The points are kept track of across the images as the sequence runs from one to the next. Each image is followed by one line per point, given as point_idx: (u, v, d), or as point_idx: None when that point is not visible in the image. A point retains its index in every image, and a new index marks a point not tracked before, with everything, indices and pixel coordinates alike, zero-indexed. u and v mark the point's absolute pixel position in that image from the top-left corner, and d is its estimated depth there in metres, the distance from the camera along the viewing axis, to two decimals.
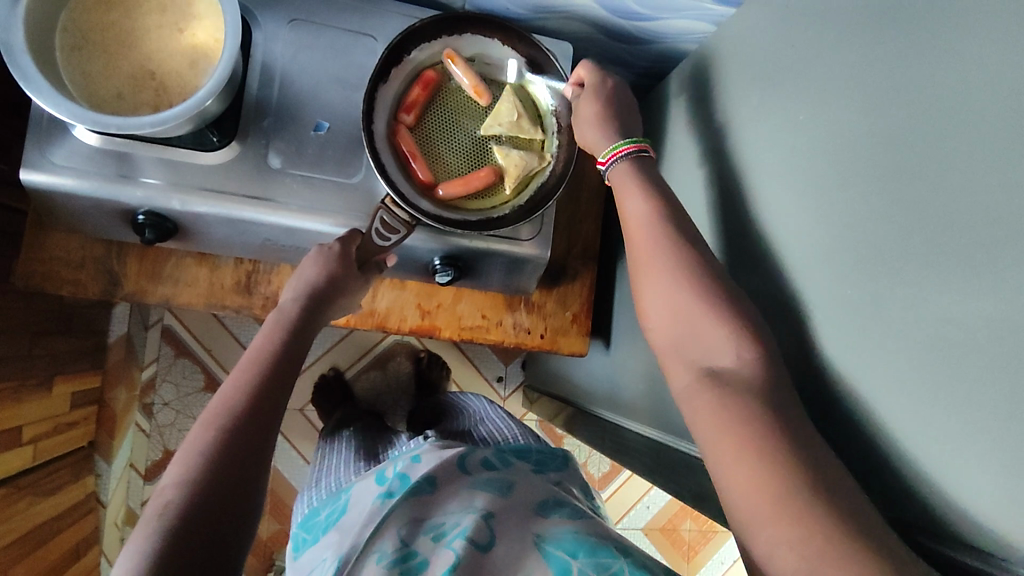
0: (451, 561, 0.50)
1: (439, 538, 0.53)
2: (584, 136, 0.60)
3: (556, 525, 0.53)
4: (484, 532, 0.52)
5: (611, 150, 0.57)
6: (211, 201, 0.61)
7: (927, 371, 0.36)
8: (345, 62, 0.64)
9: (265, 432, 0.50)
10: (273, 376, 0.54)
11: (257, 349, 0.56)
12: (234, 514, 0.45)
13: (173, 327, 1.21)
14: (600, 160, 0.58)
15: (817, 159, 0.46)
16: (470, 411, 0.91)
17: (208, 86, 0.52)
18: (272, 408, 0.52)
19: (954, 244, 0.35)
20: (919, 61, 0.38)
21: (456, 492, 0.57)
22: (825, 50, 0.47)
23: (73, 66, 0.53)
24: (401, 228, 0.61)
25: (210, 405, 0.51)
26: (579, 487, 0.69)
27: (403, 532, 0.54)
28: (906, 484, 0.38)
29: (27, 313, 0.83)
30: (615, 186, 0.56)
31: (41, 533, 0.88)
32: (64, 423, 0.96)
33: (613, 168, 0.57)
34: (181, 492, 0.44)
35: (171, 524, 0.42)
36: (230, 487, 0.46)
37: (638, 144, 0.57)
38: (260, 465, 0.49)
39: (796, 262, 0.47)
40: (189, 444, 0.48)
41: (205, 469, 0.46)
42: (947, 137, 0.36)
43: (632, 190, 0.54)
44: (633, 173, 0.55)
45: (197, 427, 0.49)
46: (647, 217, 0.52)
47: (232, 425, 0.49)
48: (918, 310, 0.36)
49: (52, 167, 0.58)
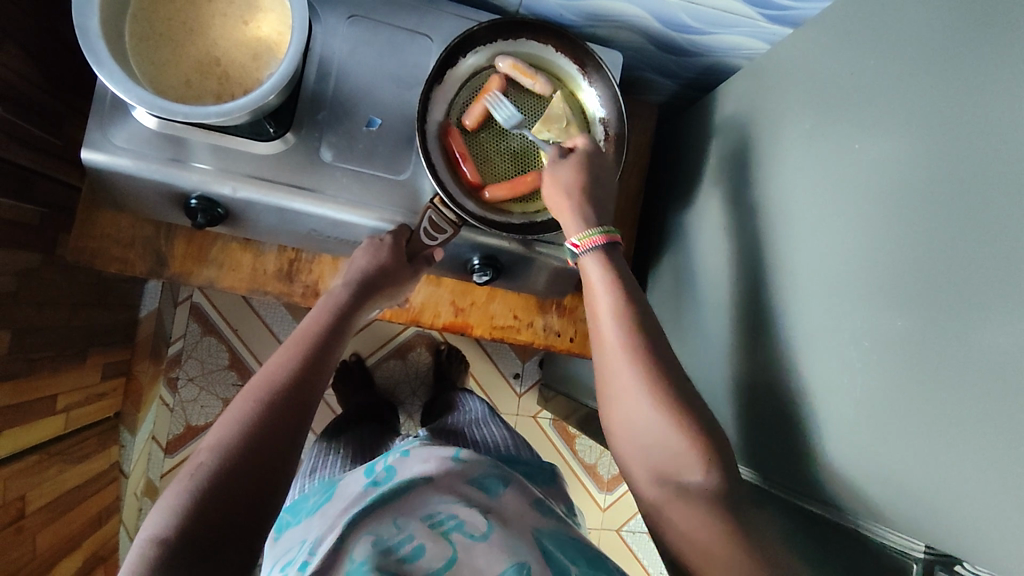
0: (448, 556, 0.47)
1: (433, 525, 0.49)
2: (560, 208, 0.59)
3: (550, 527, 0.53)
4: (481, 524, 0.50)
5: (584, 236, 0.57)
6: (263, 189, 0.62)
7: (960, 406, 0.37)
8: (400, 60, 0.65)
9: (305, 408, 0.51)
10: (315, 354, 0.55)
11: (303, 330, 0.57)
12: (268, 481, 0.45)
13: (201, 305, 1.22)
14: (572, 241, 0.58)
15: (868, 187, 0.47)
16: (469, 414, 0.93)
17: (273, 80, 0.53)
18: (312, 385, 0.53)
19: (1004, 284, 0.35)
20: (982, 98, 0.39)
21: (452, 486, 0.53)
22: (885, 79, 0.47)
23: (141, 54, 0.55)
24: (448, 228, 0.62)
25: (255, 377, 0.52)
26: (566, 507, 0.70)
27: (393, 519, 0.50)
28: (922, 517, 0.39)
29: (68, 285, 0.85)
30: (585, 275, 0.57)
31: (67, 500, 0.91)
32: (94, 393, 0.99)
33: (584, 255, 0.57)
34: (218, 454, 0.44)
35: (205, 485, 0.43)
36: (267, 457, 0.46)
37: (610, 234, 0.57)
38: (295, 438, 0.49)
39: (836, 287, 0.48)
40: (231, 410, 0.49)
41: (244, 436, 0.46)
42: (1003, 178, 0.36)
43: (598, 280, 0.56)
44: (600, 267, 0.56)
45: (240, 395, 0.50)
46: (611, 311, 0.54)
47: (275, 397, 0.50)
48: (961, 347, 0.37)
49: (112, 148, 0.59)
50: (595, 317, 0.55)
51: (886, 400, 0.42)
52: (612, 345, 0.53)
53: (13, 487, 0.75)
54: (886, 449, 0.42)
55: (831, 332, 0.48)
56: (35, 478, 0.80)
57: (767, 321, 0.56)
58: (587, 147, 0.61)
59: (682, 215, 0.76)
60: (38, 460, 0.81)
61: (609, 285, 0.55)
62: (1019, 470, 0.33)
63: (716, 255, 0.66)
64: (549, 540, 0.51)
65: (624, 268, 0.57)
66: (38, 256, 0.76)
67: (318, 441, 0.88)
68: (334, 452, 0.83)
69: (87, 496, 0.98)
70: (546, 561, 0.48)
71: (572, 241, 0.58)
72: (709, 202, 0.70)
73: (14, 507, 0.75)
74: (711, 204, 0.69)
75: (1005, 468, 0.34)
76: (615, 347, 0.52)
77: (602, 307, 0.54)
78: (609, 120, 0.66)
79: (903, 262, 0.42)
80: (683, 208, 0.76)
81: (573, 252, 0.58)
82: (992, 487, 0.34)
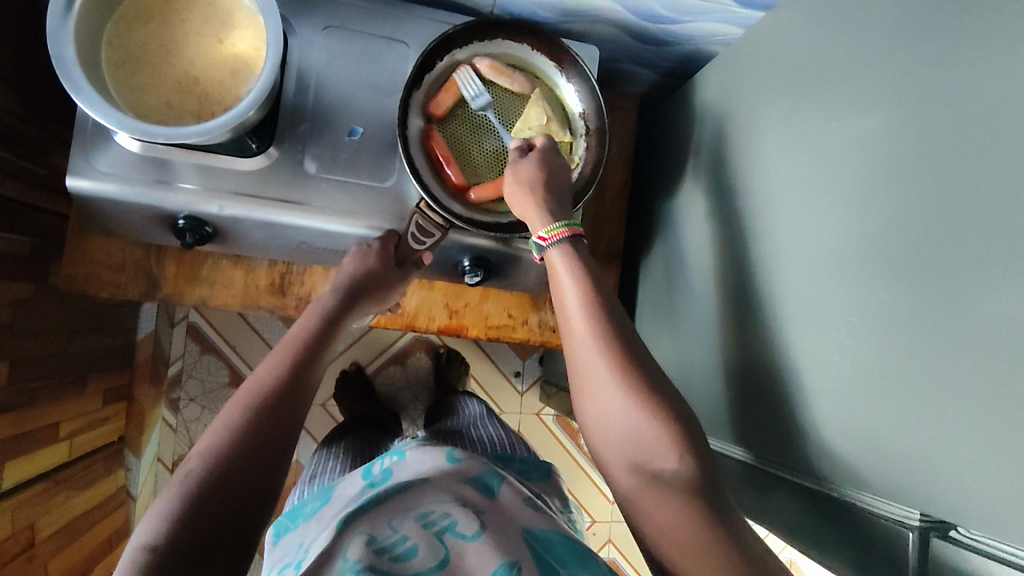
0: (439, 557, 0.48)
1: (426, 525, 0.50)
2: (524, 211, 0.59)
3: (541, 526, 0.52)
4: (473, 524, 0.50)
5: (551, 229, 0.57)
6: (249, 205, 0.62)
7: (949, 375, 0.37)
8: (378, 68, 0.66)
9: (294, 415, 0.51)
10: (305, 360, 0.55)
11: (292, 336, 0.58)
12: (257, 487, 0.45)
13: (198, 324, 1.21)
14: (540, 236, 0.58)
15: (847, 166, 0.47)
16: (466, 414, 0.95)
17: (252, 96, 0.53)
18: (301, 392, 0.53)
19: (981, 254, 0.36)
20: (953, 72, 0.39)
21: (446, 485, 0.54)
22: (859, 58, 0.48)
23: (120, 79, 0.55)
24: (435, 232, 0.63)
25: (244, 385, 0.53)
26: (559, 502, 0.70)
27: (389, 521, 0.51)
28: (913, 488, 0.40)
29: (63, 313, 0.85)
30: (551, 267, 0.57)
31: (77, 527, 0.91)
32: (96, 418, 0.99)
33: (551, 247, 0.57)
34: (207, 461, 0.45)
35: (194, 491, 0.43)
36: (257, 463, 0.46)
37: (573, 226, 0.58)
38: (286, 445, 0.49)
39: (824, 265, 0.48)
40: (220, 419, 0.49)
41: (233, 442, 0.46)
42: (974, 150, 0.37)
43: (563, 271, 0.56)
44: (566, 259, 0.56)
45: (230, 402, 0.50)
46: (579, 307, 0.53)
47: (263, 404, 0.50)
48: (947, 317, 0.38)
49: (96, 174, 0.60)
50: (563, 307, 0.55)
51: (877, 374, 0.42)
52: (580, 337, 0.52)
53: (21, 517, 0.75)
54: (875, 422, 0.42)
55: (819, 310, 0.48)
56: (41, 508, 0.80)
57: (756, 303, 0.57)
58: (546, 145, 0.61)
59: (669, 204, 0.76)
60: (44, 488, 0.82)
61: (574, 277, 0.55)
62: (1001, 434, 0.34)
63: (704, 242, 0.67)
64: (540, 540, 0.50)
65: (593, 263, 0.57)
66: (31, 286, 0.76)
67: (319, 451, 0.89)
68: (336, 460, 0.83)
69: (97, 521, 0.98)
70: (536, 561, 0.47)
71: (539, 235, 0.58)
72: (694, 189, 0.70)
73: (23, 537, 0.76)
74: (696, 191, 0.69)
75: (995, 432, 0.34)
76: (583, 338, 0.52)
77: (572, 301, 0.54)
78: (589, 114, 0.66)
79: (886, 237, 0.43)
80: (669, 197, 0.77)
81: (539, 246, 0.58)
82: (977, 453, 0.35)
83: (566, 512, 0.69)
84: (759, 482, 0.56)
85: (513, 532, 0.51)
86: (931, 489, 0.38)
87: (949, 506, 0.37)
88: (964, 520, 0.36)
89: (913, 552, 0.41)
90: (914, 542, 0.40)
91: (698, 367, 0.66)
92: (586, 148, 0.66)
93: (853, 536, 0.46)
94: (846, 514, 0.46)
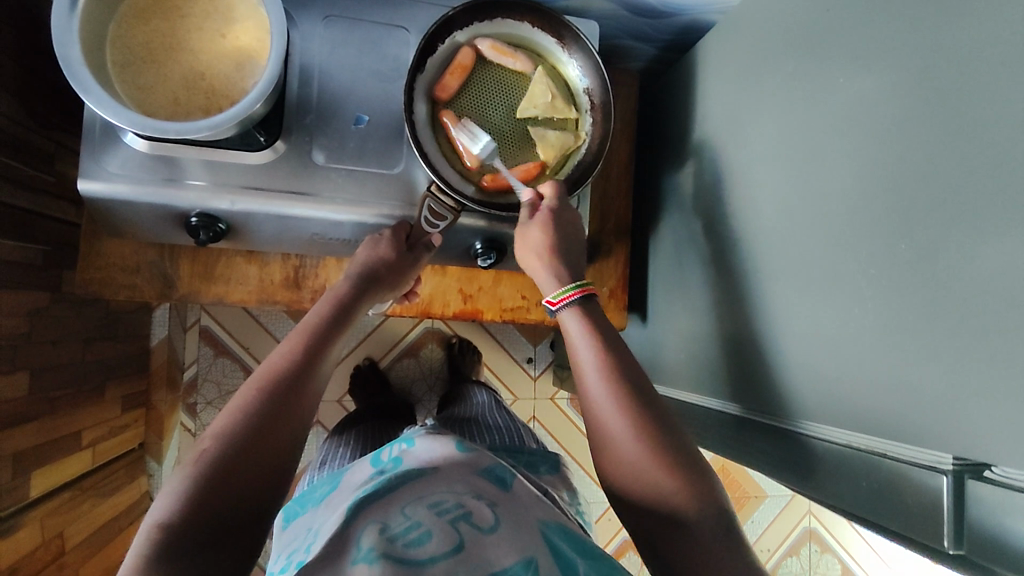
0: (455, 542, 0.47)
1: (438, 511, 0.49)
2: (532, 268, 0.63)
3: (555, 521, 0.51)
4: (488, 517, 0.49)
5: (561, 293, 0.60)
6: (260, 199, 0.63)
7: (975, 316, 0.37)
8: (379, 55, 0.66)
9: (307, 399, 0.52)
10: (319, 346, 0.56)
11: (306, 322, 0.58)
12: (270, 472, 0.47)
13: (210, 327, 1.21)
14: (549, 300, 0.61)
15: (857, 123, 0.48)
16: (475, 403, 0.95)
17: (258, 88, 0.53)
18: (315, 379, 0.54)
19: (1000, 198, 0.36)
20: (962, 21, 0.40)
21: (459, 476, 0.55)
22: (865, 14, 0.48)
23: (126, 80, 0.55)
24: (448, 215, 0.63)
25: (258, 366, 0.53)
26: (568, 491, 0.70)
27: (401, 510, 0.51)
28: (939, 434, 0.40)
29: (79, 321, 0.86)
30: (564, 330, 0.59)
31: (105, 532, 0.92)
32: (117, 426, 1.00)
33: (562, 311, 0.60)
34: (222, 441, 0.46)
35: (209, 471, 0.44)
36: (271, 447, 0.47)
37: (584, 287, 0.60)
38: (297, 432, 0.50)
39: (840, 222, 0.49)
40: (235, 399, 0.50)
41: (249, 424, 0.47)
42: (988, 95, 0.38)
43: (576, 332, 0.58)
44: (579, 322, 0.58)
45: (246, 384, 0.51)
46: (593, 366, 0.55)
47: (277, 387, 0.50)
48: (969, 260, 0.38)
49: (107, 175, 0.60)
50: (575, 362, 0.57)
51: (900, 321, 0.43)
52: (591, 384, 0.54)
53: (49, 525, 0.76)
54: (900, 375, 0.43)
55: (837, 269, 0.49)
56: (70, 514, 0.81)
57: (772, 268, 0.57)
58: (552, 202, 0.63)
59: (676, 177, 0.76)
60: (70, 496, 0.82)
61: (587, 338, 0.57)
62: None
63: (715, 209, 0.67)
64: (556, 533, 0.50)
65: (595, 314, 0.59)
66: (46, 294, 0.77)
67: (331, 438, 0.91)
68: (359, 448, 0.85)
69: (123, 526, 0.99)
70: (554, 558, 0.46)
71: (549, 299, 0.61)
72: (702, 159, 0.70)
73: (54, 544, 0.77)
74: (704, 160, 0.70)
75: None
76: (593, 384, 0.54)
77: (584, 358, 0.56)
78: (593, 89, 0.66)
79: (900, 186, 0.43)
80: (676, 170, 0.77)
81: (551, 310, 0.61)
82: (1005, 394, 0.36)
83: (575, 505, 0.69)
84: (782, 444, 0.56)
85: (529, 524, 0.50)
86: (960, 431, 0.39)
87: (978, 446, 0.38)
88: (993, 461, 0.37)
89: (949, 495, 0.41)
90: (949, 485, 0.41)
91: (714, 336, 0.66)
92: (592, 123, 0.67)
93: (884, 487, 0.46)
94: (874, 470, 0.46)
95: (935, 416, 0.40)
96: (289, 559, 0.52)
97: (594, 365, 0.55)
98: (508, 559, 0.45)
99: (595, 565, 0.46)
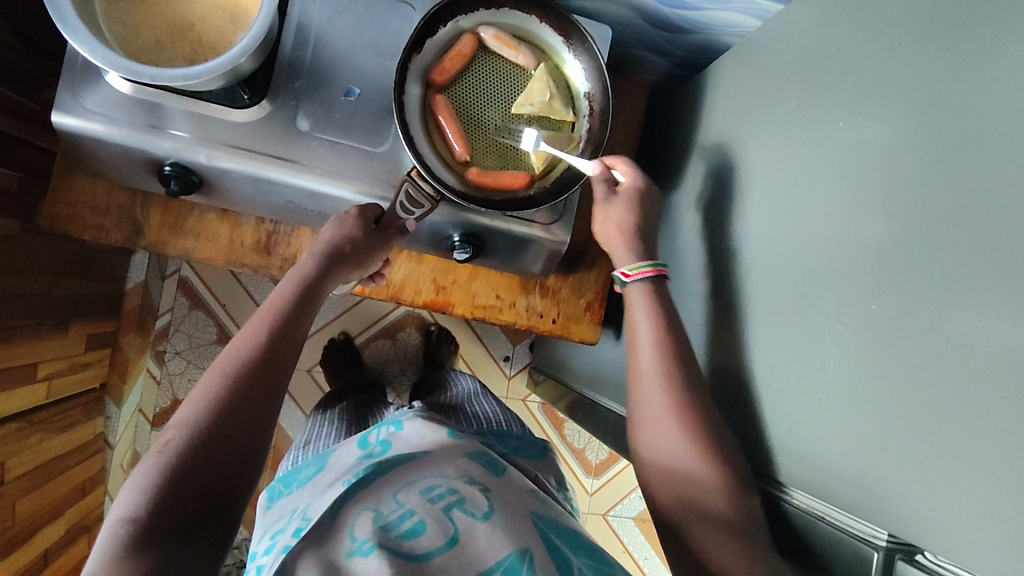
0: (450, 534, 0.45)
1: (432, 499, 0.48)
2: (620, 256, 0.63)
3: (550, 515, 0.50)
4: (483, 504, 0.48)
5: (635, 267, 0.60)
6: (239, 158, 0.61)
7: (940, 390, 0.36)
8: (380, 29, 0.64)
9: (274, 384, 0.51)
10: (285, 326, 0.54)
11: (273, 301, 0.56)
12: (237, 459, 0.46)
13: (190, 279, 1.20)
14: (623, 271, 0.61)
15: (854, 168, 0.46)
16: (457, 391, 0.93)
17: (244, 43, 0.51)
18: (281, 360, 0.52)
19: (982, 269, 0.34)
20: (965, 80, 0.38)
21: (450, 459, 0.53)
22: (875, 57, 0.46)
23: (113, 18, 0.53)
24: (425, 203, 0.61)
25: (221, 353, 0.52)
26: (556, 480, 0.69)
27: (394, 495, 0.49)
28: (886, 504, 0.39)
29: (48, 254, 0.84)
30: (629, 301, 0.60)
31: (49, 469, 0.91)
32: (77, 363, 0.98)
33: (633, 284, 0.60)
34: (186, 434, 0.45)
35: (173, 464, 0.43)
36: (235, 436, 0.47)
37: (659, 266, 0.60)
38: (262, 416, 0.49)
39: (821, 270, 0.47)
40: (199, 387, 0.49)
41: (212, 416, 0.47)
42: (983, 162, 0.36)
43: (642, 311, 0.59)
44: (645, 297, 0.59)
45: (208, 373, 0.50)
46: (650, 342, 0.57)
47: (240, 373, 0.50)
48: (941, 333, 0.36)
49: (83, 112, 0.58)
50: (635, 346, 0.58)
51: (867, 380, 0.41)
52: (649, 375, 0.55)
53: None
54: (858, 439, 0.41)
55: (811, 317, 0.47)
56: (13, 447, 0.80)
57: (749, 304, 0.55)
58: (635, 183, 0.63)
59: (671, 197, 0.75)
60: (17, 428, 0.81)
61: (650, 313, 0.58)
62: (987, 457, 0.33)
63: (701, 237, 0.65)
64: (548, 526, 0.49)
65: (668, 303, 0.59)
66: (16, 224, 0.75)
67: (313, 415, 0.89)
68: (327, 424, 0.83)
69: (70, 466, 0.98)
70: (550, 554, 0.45)
71: (622, 270, 0.61)
72: (697, 183, 0.68)
73: None
74: (698, 185, 0.68)
75: (988, 454, 0.33)
76: (649, 377, 0.55)
77: (644, 335, 0.57)
78: (594, 94, 0.64)
79: (886, 242, 0.41)
80: (672, 188, 0.75)
81: (623, 281, 0.61)
82: (957, 475, 0.34)
83: (562, 493, 0.67)
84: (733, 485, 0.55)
85: (525, 516, 0.49)
86: (909, 505, 0.37)
87: (927, 524, 0.36)
88: (939, 539, 0.35)
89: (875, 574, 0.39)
90: (878, 564, 0.39)
91: None
92: (588, 129, 0.64)
93: (818, 549, 0.45)
94: (817, 537, 0.45)
95: (885, 485, 0.39)
96: (273, 539, 0.50)
97: (650, 336, 0.57)
98: (503, 551, 0.44)
99: (588, 563, 0.46)
